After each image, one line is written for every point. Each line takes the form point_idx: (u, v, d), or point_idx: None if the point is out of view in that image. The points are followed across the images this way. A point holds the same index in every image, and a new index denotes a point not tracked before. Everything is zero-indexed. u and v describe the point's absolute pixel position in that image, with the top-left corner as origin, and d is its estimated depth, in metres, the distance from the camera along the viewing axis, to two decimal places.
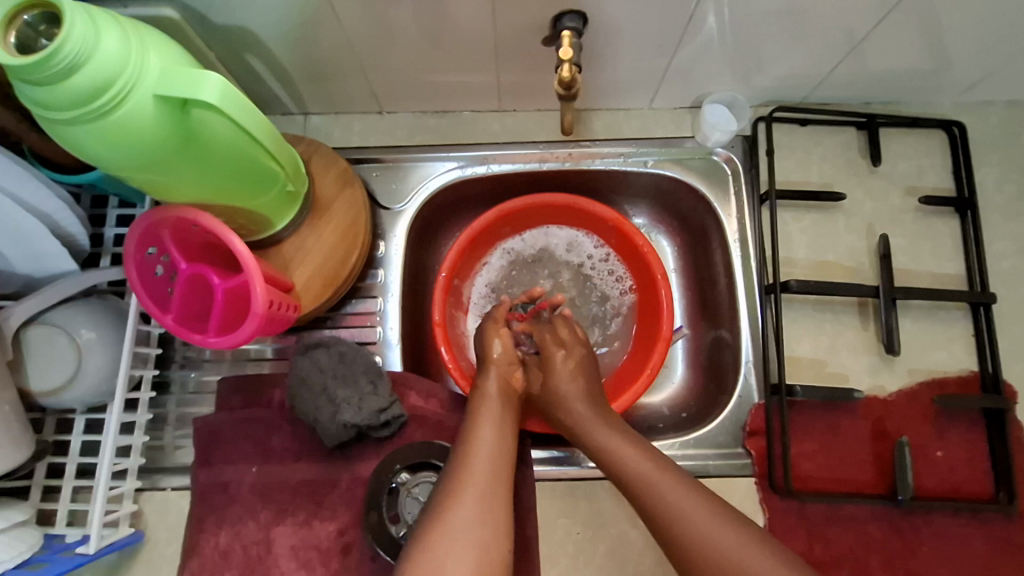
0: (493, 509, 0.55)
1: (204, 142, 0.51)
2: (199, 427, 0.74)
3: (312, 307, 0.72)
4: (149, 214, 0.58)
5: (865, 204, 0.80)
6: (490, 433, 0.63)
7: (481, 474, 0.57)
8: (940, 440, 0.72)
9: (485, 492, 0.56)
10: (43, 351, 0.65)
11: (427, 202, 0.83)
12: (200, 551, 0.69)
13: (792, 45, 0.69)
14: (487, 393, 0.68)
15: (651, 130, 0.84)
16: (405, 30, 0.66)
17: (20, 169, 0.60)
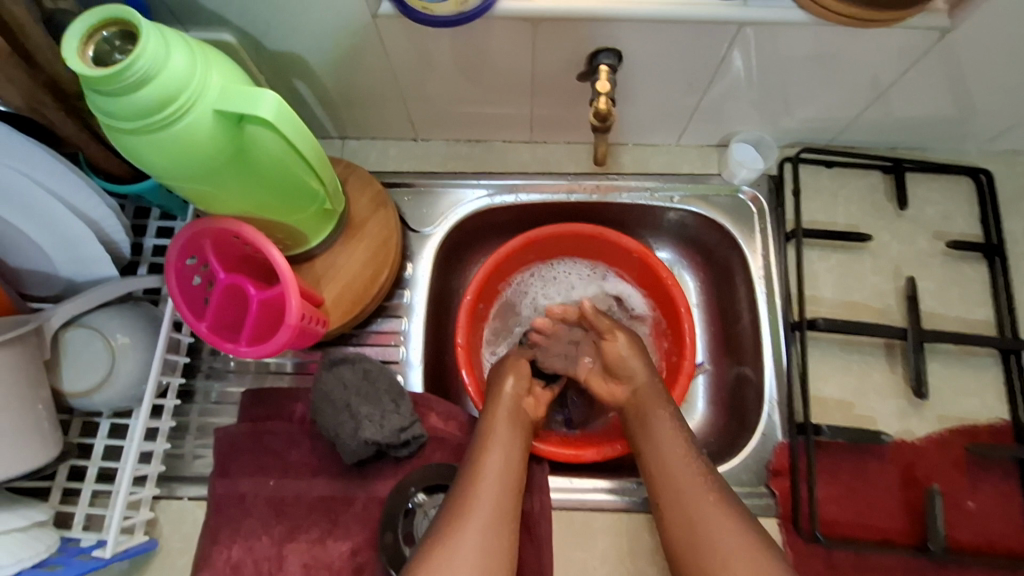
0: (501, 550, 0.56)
1: (253, 157, 0.53)
2: (219, 437, 0.74)
3: (339, 323, 0.73)
4: (193, 223, 0.61)
5: (891, 246, 0.80)
6: (499, 454, 0.63)
7: (490, 502, 0.59)
8: (972, 491, 0.70)
9: (492, 528, 0.57)
10: (79, 353, 0.66)
11: (456, 226, 0.85)
12: (212, 564, 0.69)
13: (820, 88, 0.71)
14: (491, 417, 0.67)
15: (679, 165, 0.85)
16: (446, 63, 0.69)
17: (76, 178, 0.63)
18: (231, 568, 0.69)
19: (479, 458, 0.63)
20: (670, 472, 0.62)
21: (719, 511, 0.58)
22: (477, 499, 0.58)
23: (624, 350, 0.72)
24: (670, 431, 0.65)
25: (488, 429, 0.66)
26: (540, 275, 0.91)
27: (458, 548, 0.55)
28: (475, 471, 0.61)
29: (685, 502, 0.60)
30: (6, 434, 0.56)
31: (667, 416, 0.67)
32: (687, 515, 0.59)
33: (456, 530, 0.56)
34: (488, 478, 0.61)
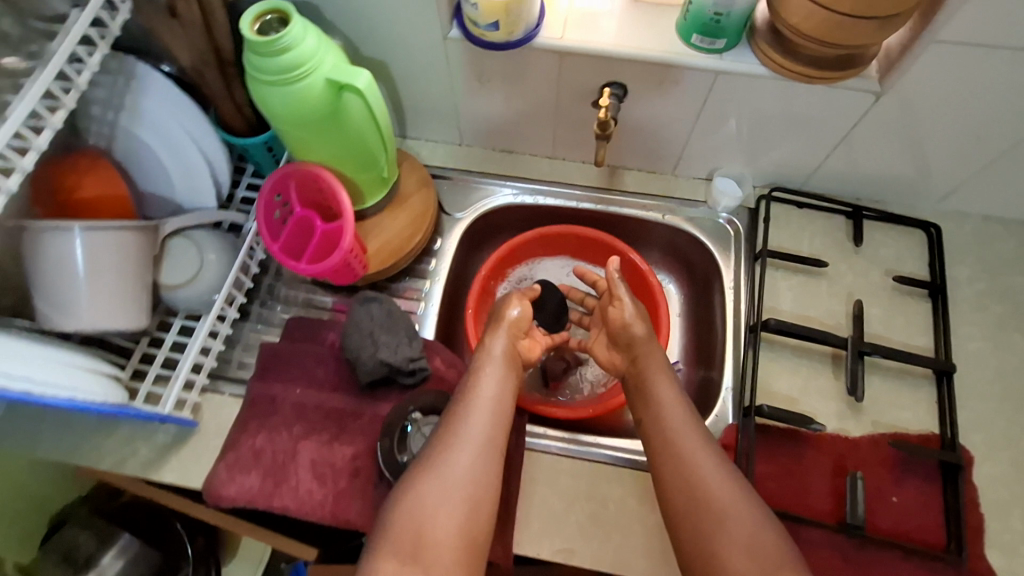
0: (486, 473, 0.70)
1: (344, 119, 0.73)
2: (263, 350, 0.91)
3: (376, 269, 0.90)
4: (284, 166, 0.80)
5: (847, 276, 0.93)
6: (490, 390, 0.77)
7: (479, 430, 0.72)
8: (897, 487, 0.79)
9: (480, 454, 0.71)
10: (177, 258, 0.84)
11: (482, 215, 1.03)
12: (238, 447, 0.83)
13: (788, 133, 0.88)
14: (487, 353, 0.81)
15: (673, 190, 1.02)
16: (494, 80, 0.89)
17: (207, 126, 0.86)
18: (254, 452, 0.83)
19: (472, 391, 0.77)
20: (666, 425, 0.72)
21: (710, 462, 0.68)
22: (465, 430, 0.72)
23: (629, 319, 0.82)
24: (670, 394, 0.74)
25: (481, 365, 0.80)
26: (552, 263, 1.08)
27: (450, 466, 0.69)
28: (465, 406, 0.75)
29: (680, 453, 0.69)
30: (122, 296, 0.74)
31: (667, 380, 0.76)
32: (682, 463, 0.68)
33: (444, 454, 0.70)
34: (477, 416, 0.73)
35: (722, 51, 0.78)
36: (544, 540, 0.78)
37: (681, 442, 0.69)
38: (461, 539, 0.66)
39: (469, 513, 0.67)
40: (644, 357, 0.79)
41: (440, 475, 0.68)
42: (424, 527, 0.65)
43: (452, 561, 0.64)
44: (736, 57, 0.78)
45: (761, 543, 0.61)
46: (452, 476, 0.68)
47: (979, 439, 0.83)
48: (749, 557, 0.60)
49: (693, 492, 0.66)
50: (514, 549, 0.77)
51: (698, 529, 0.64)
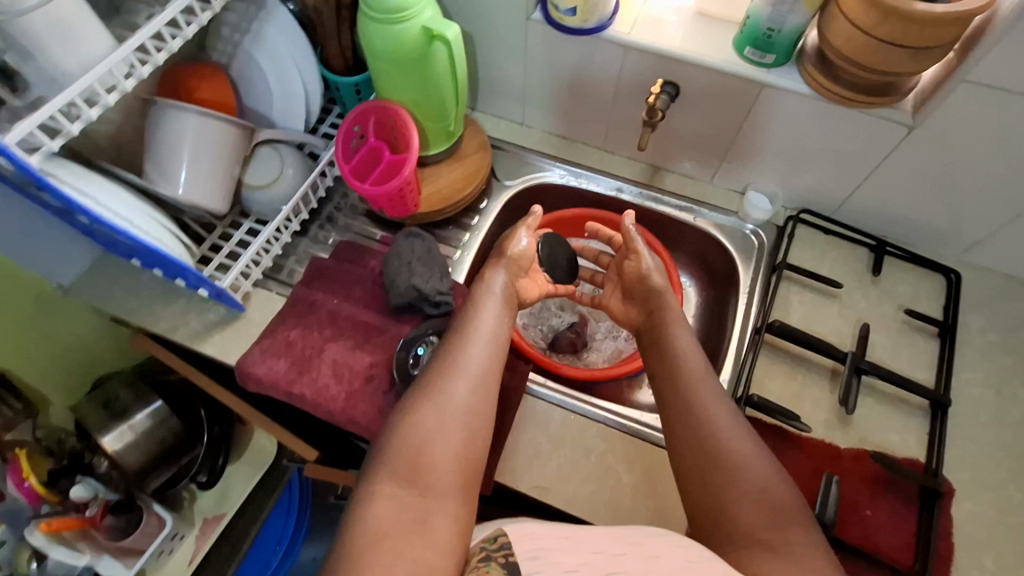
0: (479, 406, 0.71)
1: (430, 65, 0.85)
2: (313, 262, 1.02)
3: (426, 211, 1.01)
4: (366, 102, 0.91)
5: (861, 302, 0.97)
6: (488, 327, 0.80)
7: (475, 366, 0.74)
8: (871, 501, 0.81)
9: (473, 387, 0.72)
10: (260, 166, 0.96)
11: (528, 188, 1.12)
12: (275, 336, 0.93)
13: (824, 156, 0.95)
14: (485, 289, 0.84)
15: (708, 197, 1.09)
16: (563, 66, 1.00)
17: (312, 60, 0.99)
18: (287, 342, 0.93)
19: (469, 327, 0.79)
20: (682, 381, 0.75)
21: (725, 418, 0.71)
22: (461, 363, 0.74)
23: (646, 270, 0.87)
24: (689, 352, 0.78)
25: (478, 300, 0.83)
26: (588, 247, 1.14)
27: (446, 397, 0.70)
28: (461, 342, 0.77)
29: (695, 409, 0.72)
30: (210, 176, 0.87)
31: (685, 336, 0.80)
32: (698, 418, 0.71)
33: (439, 386, 0.72)
34: (473, 352, 0.76)
35: (771, 67, 0.86)
36: (524, 473, 0.84)
37: (697, 398, 0.73)
38: (457, 465, 0.67)
39: (465, 441, 0.68)
40: (665, 310, 0.83)
41: (436, 406, 0.70)
42: (423, 451, 0.66)
43: (449, 485, 0.65)
44: (782, 74, 0.86)
45: (770, 496, 0.65)
46: (451, 403, 0.70)
47: (965, 476, 0.84)
48: (761, 512, 0.64)
49: (707, 447, 0.69)
50: (495, 475, 0.83)
51: (711, 482, 0.67)
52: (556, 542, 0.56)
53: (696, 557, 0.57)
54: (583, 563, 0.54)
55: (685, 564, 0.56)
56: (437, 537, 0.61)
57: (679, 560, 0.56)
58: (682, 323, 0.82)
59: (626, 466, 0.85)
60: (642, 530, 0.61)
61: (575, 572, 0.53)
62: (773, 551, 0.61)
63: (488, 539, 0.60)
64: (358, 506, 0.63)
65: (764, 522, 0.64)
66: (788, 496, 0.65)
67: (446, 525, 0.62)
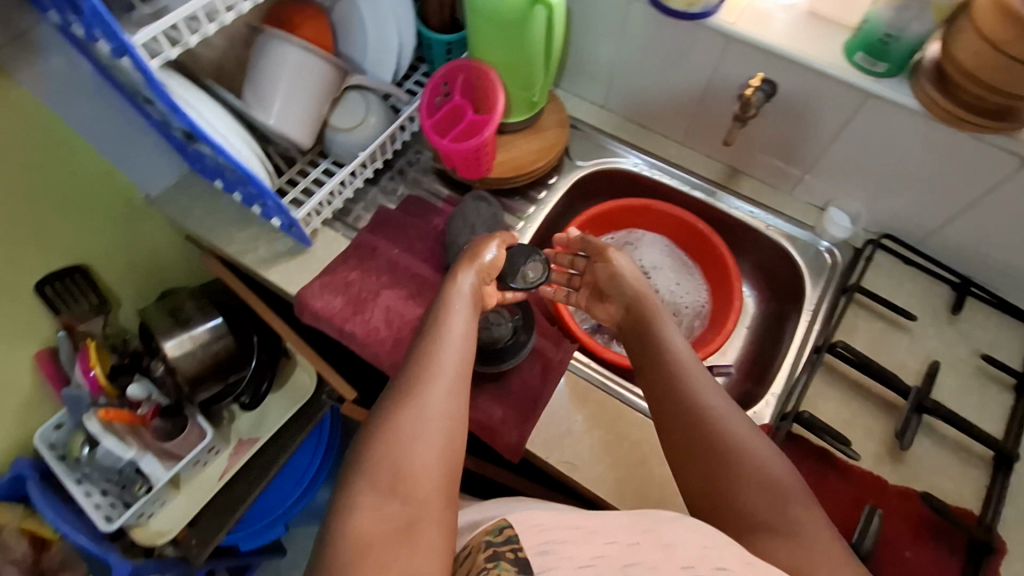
0: (459, 400, 0.62)
1: (529, 30, 0.86)
2: (380, 211, 1.04)
3: (496, 177, 1.01)
4: (459, 60, 0.93)
5: (932, 340, 0.92)
6: (462, 325, 0.68)
7: (448, 363, 0.64)
8: (912, 543, 0.77)
9: (452, 381, 0.63)
10: (347, 109, 0.99)
11: (600, 171, 1.11)
12: (335, 274, 0.96)
13: (920, 180, 0.90)
14: (457, 290, 0.72)
15: (784, 208, 1.05)
16: (658, 51, 0.98)
17: (411, 14, 1.01)
18: (346, 282, 0.96)
19: (441, 325, 0.68)
20: (671, 381, 0.69)
21: (720, 404, 0.67)
22: (442, 359, 0.64)
23: (619, 269, 0.80)
24: (679, 345, 0.71)
25: (449, 299, 0.71)
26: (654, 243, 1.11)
27: (423, 395, 0.61)
28: (441, 331, 0.67)
29: (692, 408, 0.66)
30: (300, 111, 0.91)
31: (670, 325, 0.74)
32: (698, 421, 0.66)
33: (416, 384, 0.62)
34: (454, 339, 0.67)
35: (882, 76, 0.82)
36: (554, 447, 0.83)
37: (687, 390, 0.68)
38: (442, 464, 0.58)
39: (449, 438, 0.59)
40: (647, 300, 0.77)
41: (412, 406, 0.60)
42: (403, 456, 0.57)
43: (434, 492, 0.56)
44: (892, 85, 0.82)
45: (772, 483, 0.62)
46: (430, 407, 0.60)
47: (1020, 538, 0.79)
48: (762, 496, 0.62)
49: (708, 450, 0.64)
50: (525, 443, 0.83)
51: (713, 480, 0.64)
52: (567, 533, 0.54)
53: (712, 544, 0.55)
54: (597, 556, 0.52)
55: (699, 553, 0.54)
56: (429, 548, 0.53)
57: (694, 547, 0.54)
58: (665, 315, 0.75)
59: (658, 460, 0.83)
60: (650, 515, 0.58)
61: (588, 566, 0.51)
62: (787, 537, 0.59)
63: (490, 530, 0.56)
64: (334, 524, 0.55)
65: (768, 505, 0.61)
66: (791, 479, 0.62)
67: (436, 535, 0.54)
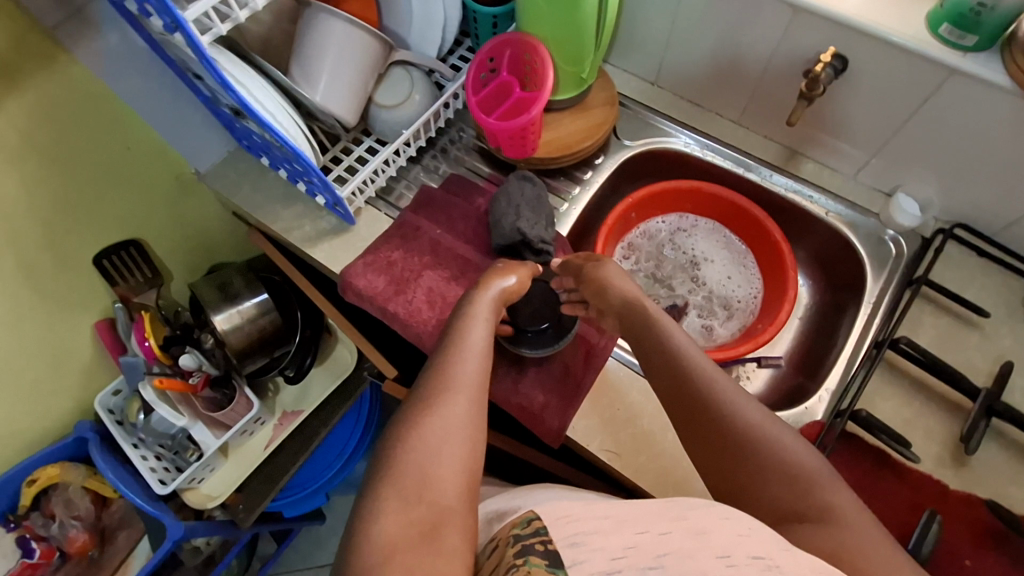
0: (476, 410, 0.63)
1: (581, 1, 0.82)
2: (422, 190, 1.03)
3: (541, 156, 0.98)
4: (508, 33, 0.90)
5: (1005, 338, 0.86)
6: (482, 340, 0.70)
7: (469, 380, 0.65)
8: (975, 552, 0.72)
9: (468, 395, 0.63)
10: (391, 86, 0.98)
11: (648, 152, 1.07)
12: (378, 253, 0.96)
13: (1003, 165, 0.83)
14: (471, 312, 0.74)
15: (845, 193, 0.99)
16: (718, 23, 0.93)
17: None
18: (389, 261, 0.95)
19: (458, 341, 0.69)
20: (681, 381, 0.66)
21: (733, 396, 0.64)
22: (460, 375, 0.65)
23: (609, 273, 0.80)
24: (687, 344, 0.69)
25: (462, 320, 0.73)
26: (708, 231, 1.08)
27: (442, 408, 0.61)
28: (457, 347, 0.69)
29: (705, 407, 0.64)
30: (346, 87, 0.91)
31: (673, 324, 0.72)
32: (711, 421, 0.63)
33: (435, 398, 0.62)
34: (472, 350, 0.68)
35: (968, 51, 0.76)
36: (595, 436, 0.82)
37: (700, 389, 0.65)
38: (464, 474, 0.58)
39: (470, 446, 0.60)
40: (642, 301, 0.76)
41: (431, 420, 0.60)
42: (427, 467, 0.57)
43: (458, 497, 0.56)
44: (979, 61, 0.76)
45: (797, 472, 0.59)
46: (450, 418, 0.61)
47: None
48: (787, 486, 0.59)
49: (729, 448, 0.62)
50: (566, 430, 0.82)
51: (733, 478, 0.62)
52: (598, 522, 0.51)
53: (745, 530, 0.52)
54: (630, 547, 0.49)
55: (735, 540, 0.51)
56: (453, 548, 0.52)
57: (728, 535, 0.51)
58: (664, 315, 0.73)
59: None
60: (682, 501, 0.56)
61: (620, 559, 0.48)
62: (821, 523, 0.56)
63: (519, 523, 0.53)
64: (356, 530, 0.53)
65: (791, 495, 0.59)
66: (815, 466, 0.59)
67: (459, 537, 0.53)
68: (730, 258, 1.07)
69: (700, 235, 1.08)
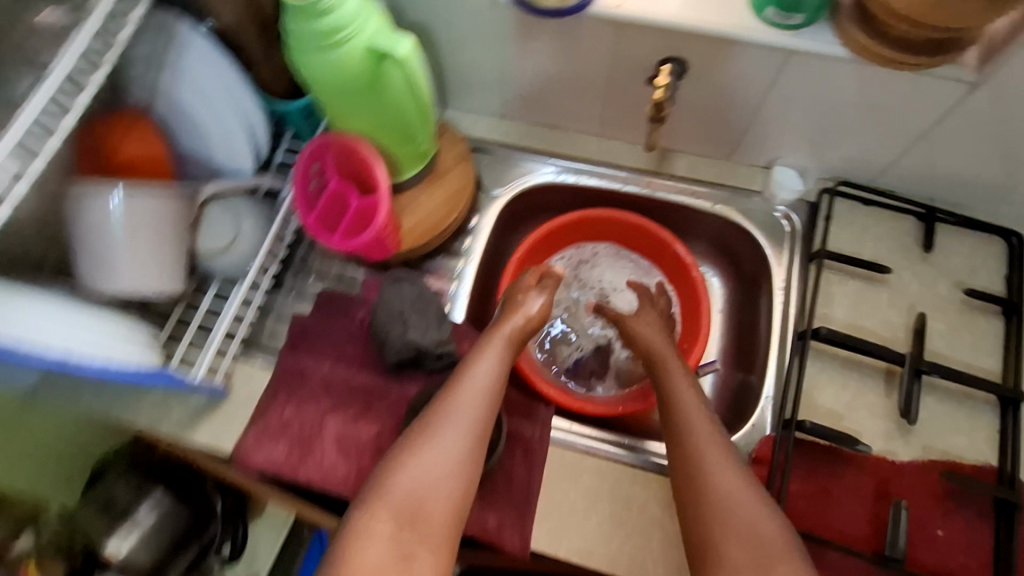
0: (474, 449, 0.68)
1: (385, 87, 0.68)
2: (294, 322, 0.91)
3: (410, 247, 0.88)
4: (325, 135, 0.76)
5: (912, 285, 0.86)
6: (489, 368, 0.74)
7: (469, 408, 0.70)
8: (943, 520, 0.75)
9: (470, 432, 0.69)
10: (212, 225, 0.83)
11: (522, 194, 0.98)
12: (268, 416, 0.85)
13: (867, 122, 0.79)
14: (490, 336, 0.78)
15: (726, 178, 0.94)
16: (546, 50, 0.83)
17: (246, 91, 0.82)
18: (282, 422, 0.84)
19: (467, 366, 0.74)
20: (680, 430, 0.70)
21: (727, 469, 0.66)
22: (463, 406, 0.70)
23: (636, 329, 0.84)
24: (692, 401, 0.72)
25: (478, 346, 0.77)
26: (610, 257, 1.03)
27: (442, 438, 0.68)
28: (466, 374, 0.73)
29: (699, 453, 0.67)
30: (152, 263, 0.74)
31: (685, 379, 0.75)
32: (699, 462, 0.66)
33: (439, 427, 0.68)
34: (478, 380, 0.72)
35: (799, 28, 0.71)
36: (560, 538, 0.77)
37: (692, 440, 0.68)
38: (452, 508, 0.65)
39: (462, 480, 0.66)
40: (661, 358, 0.79)
41: (432, 450, 0.67)
42: (421, 492, 0.65)
43: (441, 530, 0.64)
44: (813, 36, 0.70)
45: (763, 545, 0.60)
46: (442, 453, 0.67)
47: None
48: (748, 552, 0.61)
49: (698, 492, 0.65)
50: (530, 545, 0.77)
51: (701, 525, 0.63)
52: None
53: None
54: None
55: None
56: None
57: None
58: (680, 371, 0.76)
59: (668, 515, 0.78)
60: None
61: None
62: None
63: None
64: (345, 542, 0.63)
65: (750, 566, 0.60)
66: (775, 536, 0.61)
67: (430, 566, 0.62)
68: (637, 276, 1.02)
69: (604, 263, 1.04)
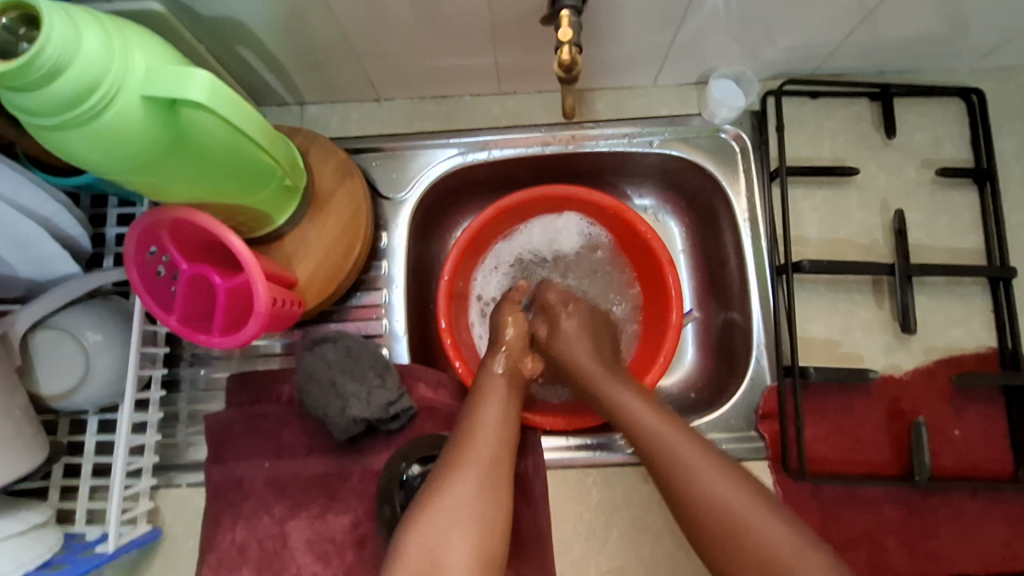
0: (494, 490, 0.57)
1: (194, 142, 0.50)
2: (210, 425, 0.74)
3: (316, 302, 0.71)
4: (151, 213, 0.58)
5: (879, 178, 0.77)
6: (496, 414, 0.64)
7: (483, 453, 0.60)
8: (957, 419, 0.72)
9: (486, 470, 0.58)
10: (51, 356, 0.65)
11: (428, 191, 0.81)
12: (218, 546, 0.71)
13: (805, 15, 0.65)
14: (487, 375, 0.69)
15: (656, 108, 0.81)
16: (399, 17, 0.63)
17: (16, 174, 0.58)
18: (237, 547, 0.71)
19: (475, 414, 0.64)
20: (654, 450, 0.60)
21: (708, 474, 0.56)
22: (475, 448, 0.60)
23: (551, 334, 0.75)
24: (645, 412, 0.63)
25: (479, 391, 0.67)
26: (531, 232, 0.89)
27: (452, 485, 0.56)
28: (474, 422, 0.63)
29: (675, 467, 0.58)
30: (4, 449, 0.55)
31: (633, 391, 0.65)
32: (673, 468, 0.58)
33: (450, 472, 0.57)
34: (485, 419, 0.63)
35: None
36: (584, 565, 0.71)
37: (679, 467, 0.58)
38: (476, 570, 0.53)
39: (481, 535, 0.55)
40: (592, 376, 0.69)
41: (447, 494, 0.56)
42: (435, 554, 0.52)
43: None
44: None
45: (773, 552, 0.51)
46: (459, 505, 0.55)
47: None
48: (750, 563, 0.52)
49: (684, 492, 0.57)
50: None
51: (705, 543, 0.55)
52: None
53: None
54: None
55: None
56: None
57: None
58: (613, 379, 0.68)
59: None
60: None
61: None
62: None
63: None
64: None
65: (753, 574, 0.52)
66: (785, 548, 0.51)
67: None
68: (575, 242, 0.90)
69: (536, 239, 0.90)
